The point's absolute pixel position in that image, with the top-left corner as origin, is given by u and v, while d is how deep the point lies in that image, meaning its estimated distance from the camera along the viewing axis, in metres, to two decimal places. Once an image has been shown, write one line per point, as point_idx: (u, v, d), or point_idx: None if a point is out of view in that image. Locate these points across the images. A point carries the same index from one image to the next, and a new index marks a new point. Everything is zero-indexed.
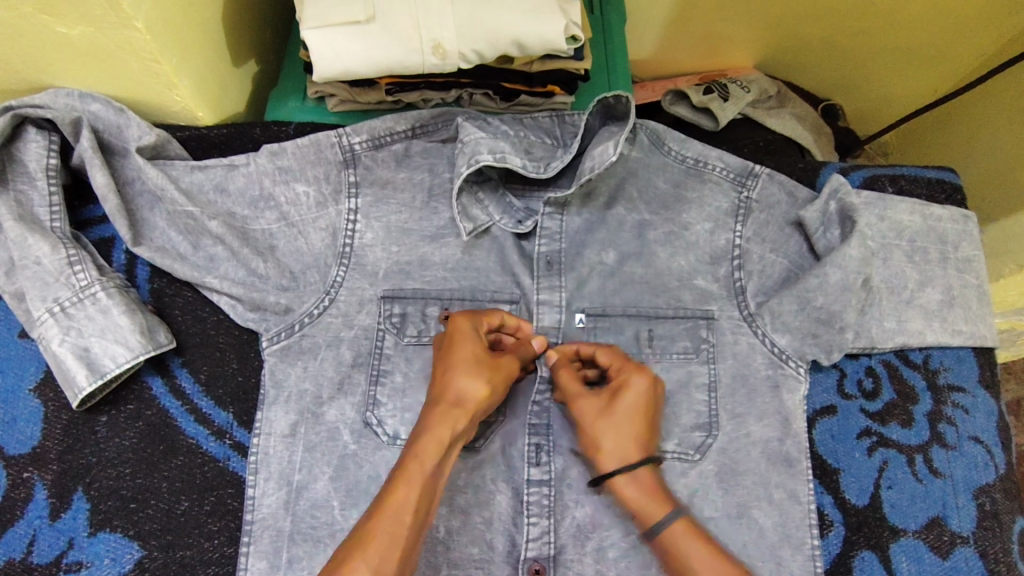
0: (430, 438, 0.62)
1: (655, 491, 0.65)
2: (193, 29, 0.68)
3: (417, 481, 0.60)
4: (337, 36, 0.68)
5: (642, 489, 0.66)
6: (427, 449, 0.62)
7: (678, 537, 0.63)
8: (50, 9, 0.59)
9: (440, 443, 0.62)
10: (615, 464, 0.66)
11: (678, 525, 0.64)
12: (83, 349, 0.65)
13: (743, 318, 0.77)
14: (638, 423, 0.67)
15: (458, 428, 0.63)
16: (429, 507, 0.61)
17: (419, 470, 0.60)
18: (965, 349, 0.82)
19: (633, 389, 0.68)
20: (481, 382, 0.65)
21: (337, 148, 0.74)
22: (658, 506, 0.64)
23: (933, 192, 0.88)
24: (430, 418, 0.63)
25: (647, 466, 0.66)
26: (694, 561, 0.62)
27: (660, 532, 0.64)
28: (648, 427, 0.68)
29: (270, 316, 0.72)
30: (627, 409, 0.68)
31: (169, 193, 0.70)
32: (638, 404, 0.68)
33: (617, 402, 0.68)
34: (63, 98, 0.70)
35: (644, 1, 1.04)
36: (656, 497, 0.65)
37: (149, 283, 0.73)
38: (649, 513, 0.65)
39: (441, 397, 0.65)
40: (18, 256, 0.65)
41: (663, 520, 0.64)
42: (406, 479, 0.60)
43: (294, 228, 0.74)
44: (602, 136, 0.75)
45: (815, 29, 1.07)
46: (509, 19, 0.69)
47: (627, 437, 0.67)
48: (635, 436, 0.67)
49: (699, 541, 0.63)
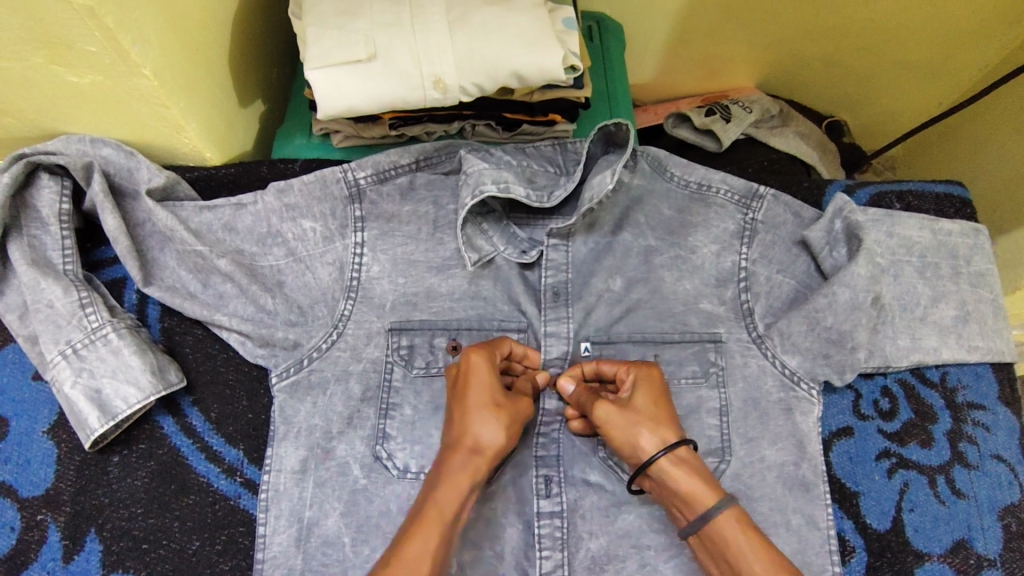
0: (448, 489, 0.61)
1: (699, 474, 0.63)
2: (200, 73, 0.70)
3: (436, 532, 0.60)
4: (340, 75, 0.69)
5: (685, 472, 0.63)
6: (447, 500, 0.61)
7: (734, 521, 0.60)
8: (59, 60, 0.61)
9: (459, 493, 0.61)
10: (654, 449, 0.63)
11: (731, 510, 0.61)
12: (95, 391, 0.66)
13: (753, 340, 0.76)
14: (662, 407, 0.66)
15: (477, 477, 0.63)
16: (447, 555, 0.60)
17: (439, 522, 0.60)
18: (982, 365, 0.80)
19: (646, 382, 0.67)
20: (500, 429, 0.64)
21: (342, 184, 0.75)
22: (707, 490, 0.62)
23: (941, 207, 0.87)
24: (449, 468, 0.62)
25: (686, 446, 0.64)
26: (752, 547, 0.60)
27: (716, 516, 0.61)
28: (672, 413, 0.66)
29: (278, 352, 0.72)
30: (645, 399, 0.66)
31: (179, 233, 0.71)
32: (655, 391, 0.67)
33: (636, 394, 0.66)
34: (75, 144, 0.71)
35: (643, 26, 1.05)
36: (702, 481, 0.62)
37: (159, 321, 0.74)
38: (699, 498, 0.62)
39: (459, 444, 0.64)
40: (31, 300, 0.66)
41: (718, 503, 0.61)
42: (425, 531, 0.60)
43: (301, 263, 0.75)
44: (603, 164, 0.76)
45: (815, 47, 1.07)
46: (508, 52, 0.70)
47: (657, 419, 0.65)
48: (663, 421, 0.65)
49: (751, 529, 0.61)
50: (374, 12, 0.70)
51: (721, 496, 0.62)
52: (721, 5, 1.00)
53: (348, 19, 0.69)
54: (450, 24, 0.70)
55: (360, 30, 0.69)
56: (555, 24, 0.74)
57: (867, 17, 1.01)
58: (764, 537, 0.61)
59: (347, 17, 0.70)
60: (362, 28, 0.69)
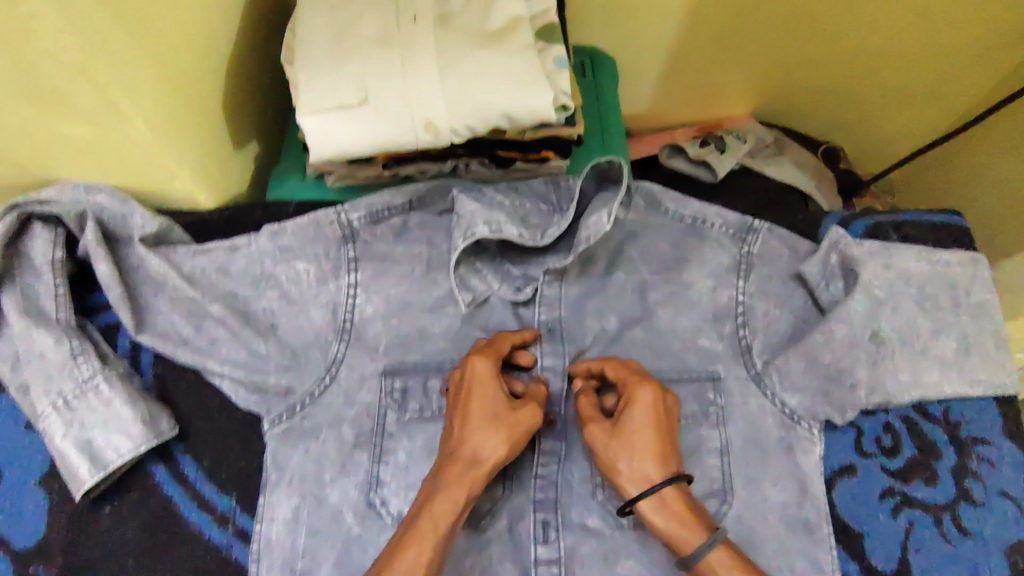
0: (444, 499, 0.62)
1: (685, 516, 0.63)
2: (194, 119, 0.70)
3: (427, 540, 0.60)
4: (331, 120, 0.70)
5: (668, 516, 0.63)
6: (441, 509, 0.61)
7: (716, 566, 0.61)
8: (52, 112, 0.61)
9: (455, 502, 0.62)
10: (633, 489, 0.64)
11: (713, 556, 0.61)
12: (85, 442, 0.66)
13: (750, 378, 0.75)
14: (649, 438, 0.65)
15: (474, 489, 0.63)
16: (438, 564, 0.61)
17: (431, 530, 0.61)
18: (986, 398, 0.79)
19: (640, 406, 0.66)
20: (500, 440, 0.64)
21: (335, 226, 0.75)
22: (690, 534, 0.62)
23: (939, 237, 0.86)
24: (446, 477, 0.63)
25: (669, 487, 0.63)
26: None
27: (693, 563, 0.61)
28: (662, 442, 0.65)
29: (272, 397, 0.72)
30: (633, 427, 0.66)
31: (171, 279, 0.72)
32: (646, 419, 0.66)
33: (624, 422, 0.66)
34: (69, 192, 0.71)
35: (636, 60, 1.05)
36: (687, 523, 0.62)
37: (152, 367, 0.74)
38: (680, 540, 0.62)
39: (459, 454, 0.64)
40: (23, 351, 0.67)
41: (698, 550, 0.61)
42: (416, 538, 0.60)
43: (295, 306, 0.75)
44: (597, 204, 0.75)
45: (809, 74, 1.07)
46: (499, 95, 0.70)
47: (641, 454, 0.65)
48: (648, 455, 0.65)
49: (740, 574, 0.60)
50: (366, 56, 0.70)
51: (708, 539, 0.62)
52: (714, 36, 1.01)
53: (340, 63, 0.70)
54: (441, 66, 0.70)
55: (352, 74, 0.69)
56: (547, 64, 0.75)
57: (861, 44, 1.01)
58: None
59: (339, 62, 0.70)
60: (354, 72, 0.69)
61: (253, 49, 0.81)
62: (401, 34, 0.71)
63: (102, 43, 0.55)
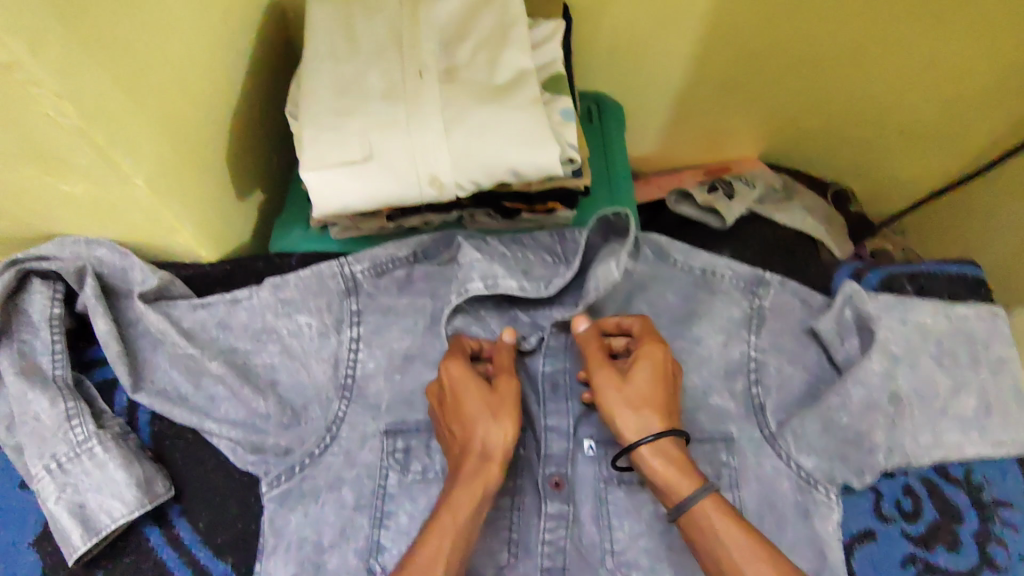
0: (463, 496, 0.61)
1: (682, 464, 0.63)
2: (197, 174, 0.70)
3: (450, 538, 0.60)
4: (333, 176, 0.69)
5: (666, 463, 0.63)
6: (460, 506, 0.61)
7: (711, 513, 0.60)
8: (53, 173, 0.61)
9: (474, 497, 0.61)
10: (635, 434, 0.64)
11: (706, 503, 0.61)
12: (78, 506, 0.64)
13: (764, 438, 0.73)
14: (658, 390, 0.66)
15: (495, 479, 0.62)
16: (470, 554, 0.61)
17: (453, 525, 0.60)
18: (1008, 460, 0.76)
19: (651, 359, 0.67)
20: (501, 426, 0.64)
21: (338, 278, 0.73)
22: (688, 480, 0.62)
23: (954, 289, 0.83)
24: (458, 477, 0.62)
25: (672, 437, 0.64)
26: (724, 540, 0.59)
27: (686, 509, 0.61)
28: (668, 394, 0.66)
29: (270, 458, 0.69)
30: (643, 379, 0.66)
31: (170, 336, 0.70)
32: (658, 370, 0.66)
33: (633, 371, 0.66)
34: (70, 247, 0.70)
35: (643, 105, 1.04)
36: (683, 472, 0.63)
37: (149, 425, 0.72)
38: (676, 487, 0.62)
39: (463, 451, 0.63)
40: (18, 412, 0.65)
41: (694, 494, 0.61)
42: (438, 536, 0.60)
43: (296, 361, 0.73)
44: (605, 255, 0.73)
45: (817, 119, 1.05)
46: (504, 150, 0.69)
47: (649, 404, 0.65)
48: (655, 406, 0.65)
49: (732, 521, 0.60)
50: (371, 111, 0.70)
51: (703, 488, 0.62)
52: (721, 83, 0.99)
53: (343, 119, 0.69)
54: (446, 122, 0.69)
55: (356, 130, 0.69)
56: (553, 115, 0.74)
57: (869, 93, 0.99)
58: (750, 529, 0.59)
59: (343, 118, 0.69)
60: (358, 128, 0.69)
61: (258, 100, 0.81)
62: (406, 89, 0.70)
63: (102, 107, 0.55)
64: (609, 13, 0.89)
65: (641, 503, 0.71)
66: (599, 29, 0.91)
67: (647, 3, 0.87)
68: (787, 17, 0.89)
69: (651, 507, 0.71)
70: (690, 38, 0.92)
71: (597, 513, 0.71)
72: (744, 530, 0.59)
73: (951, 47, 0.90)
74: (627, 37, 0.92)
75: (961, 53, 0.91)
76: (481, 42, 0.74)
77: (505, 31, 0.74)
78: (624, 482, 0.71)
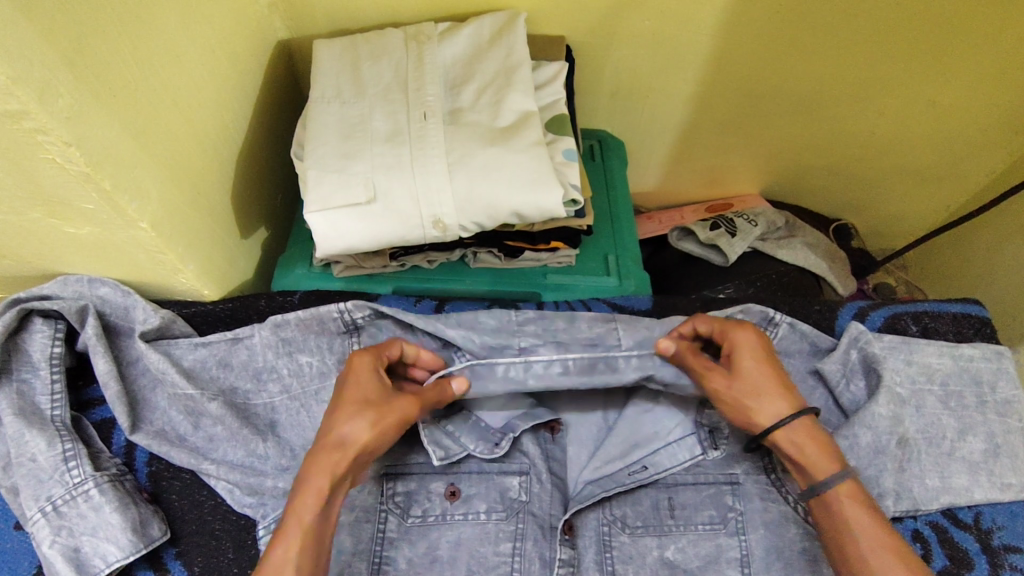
0: (309, 484, 0.56)
1: (815, 444, 0.61)
2: (201, 215, 0.70)
3: (292, 536, 0.54)
4: (338, 217, 0.69)
5: (802, 439, 0.61)
6: (303, 498, 0.56)
7: (840, 500, 0.58)
8: (58, 216, 0.61)
9: (320, 494, 0.56)
10: (769, 421, 0.61)
11: (845, 488, 0.58)
12: (73, 550, 0.63)
13: (771, 482, 0.70)
14: (771, 371, 0.63)
15: (339, 476, 0.57)
16: (317, 564, 0.55)
17: (298, 520, 0.55)
18: (1018, 502, 0.73)
19: (749, 344, 0.64)
20: (366, 424, 0.58)
21: (339, 320, 0.72)
22: (827, 460, 0.60)
23: (959, 329, 0.81)
24: (310, 462, 0.57)
25: (804, 416, 0.61)
26: (857, 530, 0.57)
27: (824, 492, 0.59)
28: (781, 375, 0.63)
29: (267, 501, 0.68)
30: (752, 367, 0.63)
31: (170, 375, 0.69)
32: (761, 355, 0.64)
33: (737, 364, 0.63)
34: (72, 286, 0.71)
35: (644, 144, 1.05)
36: (818, 455, 0.60)
37: (146, 466, 0.71)
38: (815, 467, 0.60)
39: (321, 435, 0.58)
40: (15, 453, 0.64)
41: (830, 478, 0.59)
42: (284, 532, 0.55)
43: (296, 400, 0.72)
44: (608, 373, 0.69)
45: (817, 157, 1.06)
46: (507, 192, 0.70)
47: (776, 393, 0.62)
48: (775, 390, 0.62)
49: (866, 508, 0.58)
50: (376, 153, 0.70)
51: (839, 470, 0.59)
52: (721, 120, 1.00)
53: (349, 161, 0.70)
54: (449, 164, 0.70)
55: (361, 173, 0.69)
56: (556, 155, 0.74)
57: (869, 130, 0.99)
58: (880, 518, 0.57)
59: (346, 159, 0.70)
60: (363, 171, 0.69)
61: (263, 138, 0.82)
62: (410, 130, 0.71)
63: (108, 152, 0.55)
64: (612, 55, 0.90)
65: (645, 549, 0.70)
66: (601, 71, 0.92)
67: (648, 47, 0.88)
68: (789, 60, 0.89)
69: (655, 554, 0.69)
70: (690, 79, 0.93)
71: (600, 558, 0.70)
72: (873, 518, 0.57)
73: (953, 85, 0.90)
74: (629, 79, 0.93)
75: (964, 93, 0.91)
76: (485, 84, 0.74)
77: (509, 74, 0.75)
78: (627, 526, 0.71)
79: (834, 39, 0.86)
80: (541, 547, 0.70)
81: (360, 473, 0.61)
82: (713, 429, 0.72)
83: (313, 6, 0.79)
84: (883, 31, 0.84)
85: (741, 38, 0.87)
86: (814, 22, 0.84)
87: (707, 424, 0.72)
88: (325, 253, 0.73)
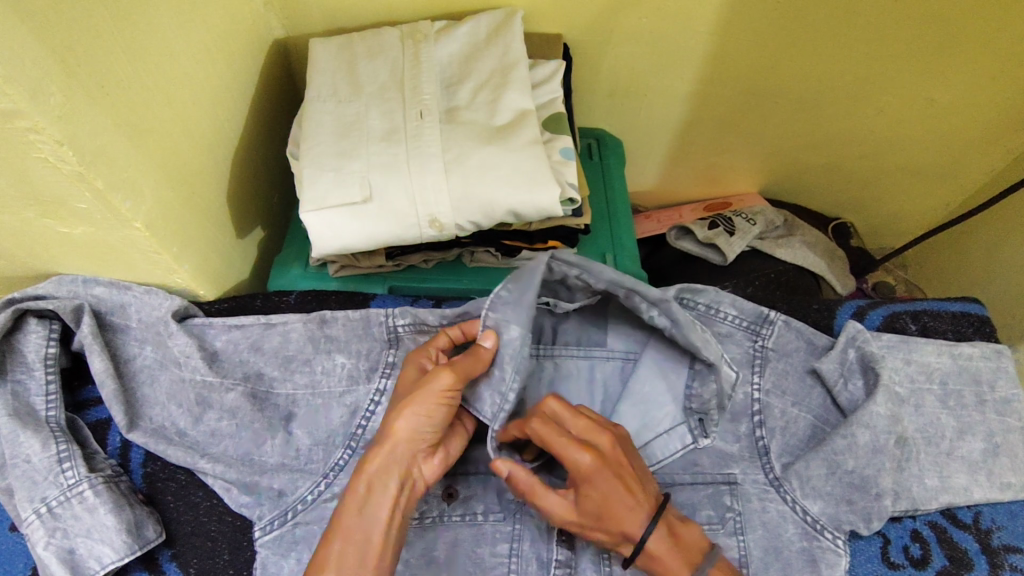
0: (359, 483, 0.60)
1: (669, 556, 0.62)
2: (196, 216, 0.70)
3: (339, 532, 0.59)
4: (334, 217, 0.69)
5: (663, 550, 0.62)
6: (348, 501, 0.60)
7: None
8: (52, 215, 0.61)
9: (363, 488, 0.60)
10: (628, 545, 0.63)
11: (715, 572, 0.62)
12: (68, 552, 0.63)
13: (769, 482, 0.71)
14: (610, 493, 0.61)
15: (393, 465, 0.61)
16: (367, 553, 0.58)
17: (350, 520, 0.59)
18: (1017, 502, 0.73)
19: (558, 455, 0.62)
20: (402, 416, 0.61)
21: (383, 327, 0.71)
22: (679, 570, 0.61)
23: (958, 328, 0.80)
24: (358, 463, 0.62)
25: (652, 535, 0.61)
26: None
27: None
28: (615, 495, 0.61)
29: (264, 502, 0.67)
30: (589, 496, 0.61)
31: (193, 360, 0.69)
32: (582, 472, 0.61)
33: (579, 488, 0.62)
34: (67, 286, 0.71)
35: (642, 143, 1.05)
36: (674, 556, 0.62)
37: (142, 467, 0.71)
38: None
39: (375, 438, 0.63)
40: (9, 454, 0.64)
41: None
42: (335, 531, 0.59)
43: (319, 398, 0.71)
44: (640, 283, 0.65)
45: (817, 155, 1.05)
46: (503, 192, 0.69)
47: (614, 518, 0.61)
48: (613, 513, 0.61)
49: None
50: (371, 153, 0.70)
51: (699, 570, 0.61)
52: (720, 119, 1.00)
53: (344, 161, 0.70)
54: (445, 163, 0.69)
55: (356, 172, 0.69)
56: (553, 154, 0.74)
57: (869, 129, 0.99)
58: None
59: (341, 158, 0.70)
60: (358, 169, 0.69)
61: (259, 138, 0.82)
62: (406, 130, 0.71)
63: (100, 151, 0.55)
64: (609, 53, 0.89)
65: None
66: (598, 69, 0.92)
67: (645, 44, 0.88)
68: (787, 59, 0.89)
69: None
70: (688, 78, 0.93)
71: (599, 559, 0.69)
72: None
73: (951, 84, 0.90)
74: (626, 77, 0.93)
75: (964, 92, 0.91)
76: (481, 83, 0.74)
77: (506, 72, 0.74)
78: None
79: (831, 39, 0.86)
80: (538, 548, 0.69)
81: (432, 461, 0.64)
82: (704, 417, 0.73)
83: (308, 4, 0.79)
84: (877, 32, 0.84)
85: (739, 36, 0.86)
86: (814, 20, 0.83)
87: (697, 411, 0.73)
88: (320, 253, 0.72)
